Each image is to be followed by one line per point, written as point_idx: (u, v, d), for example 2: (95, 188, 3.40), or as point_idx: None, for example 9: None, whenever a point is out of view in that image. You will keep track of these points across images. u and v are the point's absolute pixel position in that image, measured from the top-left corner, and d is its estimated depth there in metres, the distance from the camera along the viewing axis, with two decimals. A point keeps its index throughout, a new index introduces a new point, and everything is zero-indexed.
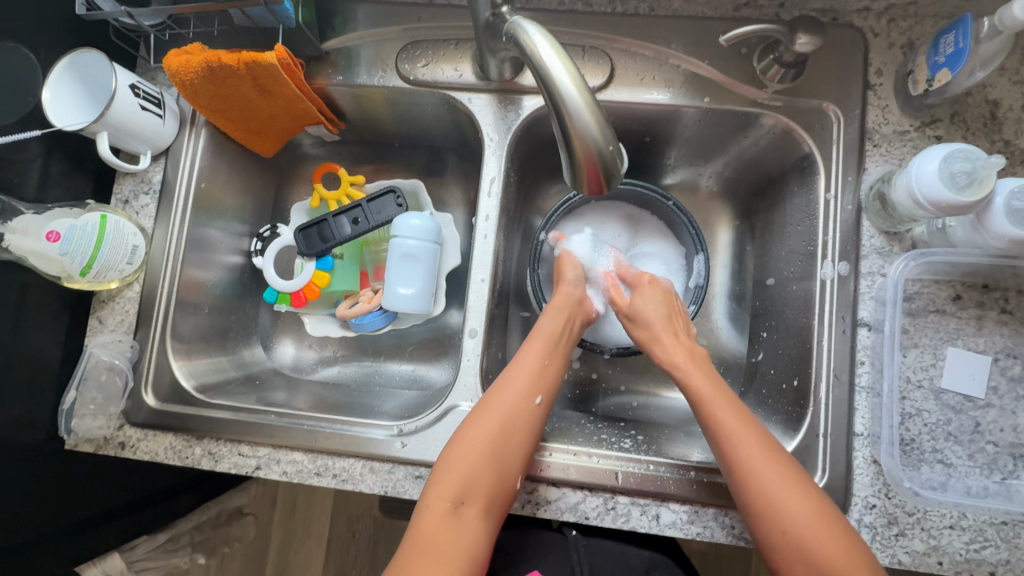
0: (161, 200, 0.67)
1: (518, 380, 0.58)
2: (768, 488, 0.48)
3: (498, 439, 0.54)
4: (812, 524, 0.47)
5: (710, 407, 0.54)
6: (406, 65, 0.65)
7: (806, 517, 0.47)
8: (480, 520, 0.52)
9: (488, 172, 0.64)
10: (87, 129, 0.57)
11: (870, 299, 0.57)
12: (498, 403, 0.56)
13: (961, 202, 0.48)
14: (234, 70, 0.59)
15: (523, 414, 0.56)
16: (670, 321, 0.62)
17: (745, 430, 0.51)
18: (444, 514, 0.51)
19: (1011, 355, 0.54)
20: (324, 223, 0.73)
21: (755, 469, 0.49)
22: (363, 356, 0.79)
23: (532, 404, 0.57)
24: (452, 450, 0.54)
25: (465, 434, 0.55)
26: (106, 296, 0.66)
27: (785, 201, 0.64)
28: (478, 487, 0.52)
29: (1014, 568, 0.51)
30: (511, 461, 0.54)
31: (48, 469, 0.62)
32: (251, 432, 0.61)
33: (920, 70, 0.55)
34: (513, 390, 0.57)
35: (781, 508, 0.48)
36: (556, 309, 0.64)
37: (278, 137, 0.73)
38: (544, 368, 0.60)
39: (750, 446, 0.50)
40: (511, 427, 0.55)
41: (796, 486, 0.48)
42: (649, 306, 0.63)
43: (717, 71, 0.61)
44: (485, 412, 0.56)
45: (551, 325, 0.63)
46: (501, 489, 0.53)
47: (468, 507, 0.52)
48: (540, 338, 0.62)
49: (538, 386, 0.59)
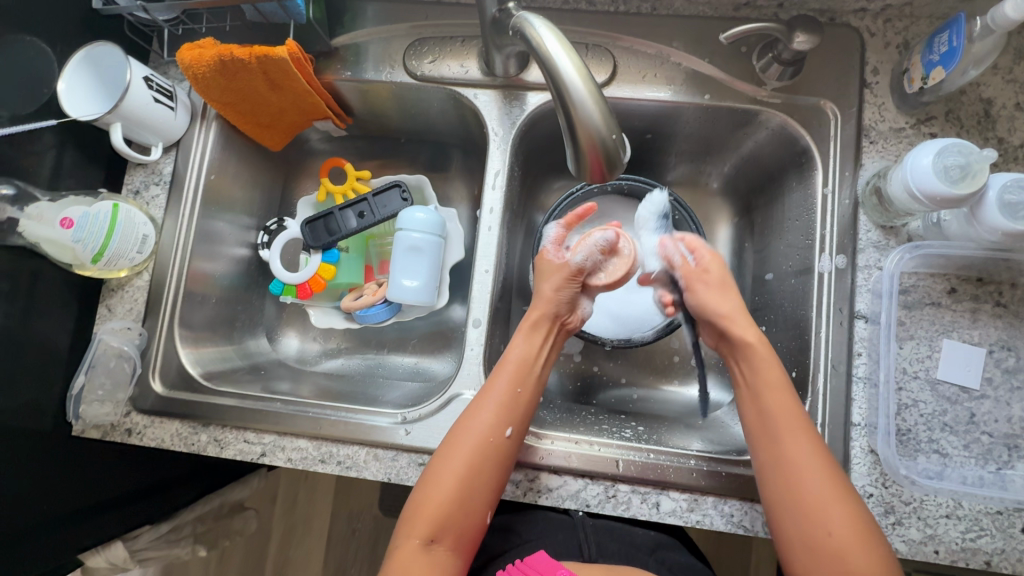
0: (171, 191, 0.68)
1: (488, 412, 0.56)
2: (804, 482, 0.49)
3: (467, 474, 0.53)
4: (842, 521, 0.47)
5: (764, 395, 0.53)
6: (413, 61, 0.67)
7: (837, 514, 0.47)
8: (452, 554, 0.52)
9: (492, 165, 0.65)
10: (101, 119, 0.59)
11: (866, 292, 0.58)
12: (466, 439, 0.55)
13: (955, 194, 0.49)
14: (246, 63, 0.60)
15: (491, 450, 0.55)
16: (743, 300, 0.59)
17: (796, 423, 0.51)
18: (415, 552, 0.51)
19: (1006, 347, 0.55)
20: (331, 216, 0.75)
21: (802, 463, 0.49)
22: (366, 348, 0.80)
23: (502, 437, 0.55)
24: (423, 487, 0.54)
25: (436, 470, 0.54)
26: (116, 284, 0.67)
27: (784, 196, 0.66)
28: (450, 522, 0.52)
29: (1009, 558, 0.52)
30: (481, 492, 0.54)
31: (57, 453, 0.63)
32: (256, 419, 0.62)
33: (916, 68, 0.56)
34: (483, 422, 0.55)
35: (813, 501, 0.48)
36: (526, 328, 0.62)
37: (286, 131, 0.74)
38: (515, 399, 0.57)
39: (801, 438, 0.50)
40: (481, 463, 0.54)
41: (833, 484, 0.48)
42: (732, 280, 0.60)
43: (717, 69, 0.63)
44: (454, 450, 0.54)
45: (521, 350, 0.60)
46: (472, 524, 0.54)
47: (439, 543, 0.52)
48: (509, 366, 0.59)
49: (508, 418, 0.56)
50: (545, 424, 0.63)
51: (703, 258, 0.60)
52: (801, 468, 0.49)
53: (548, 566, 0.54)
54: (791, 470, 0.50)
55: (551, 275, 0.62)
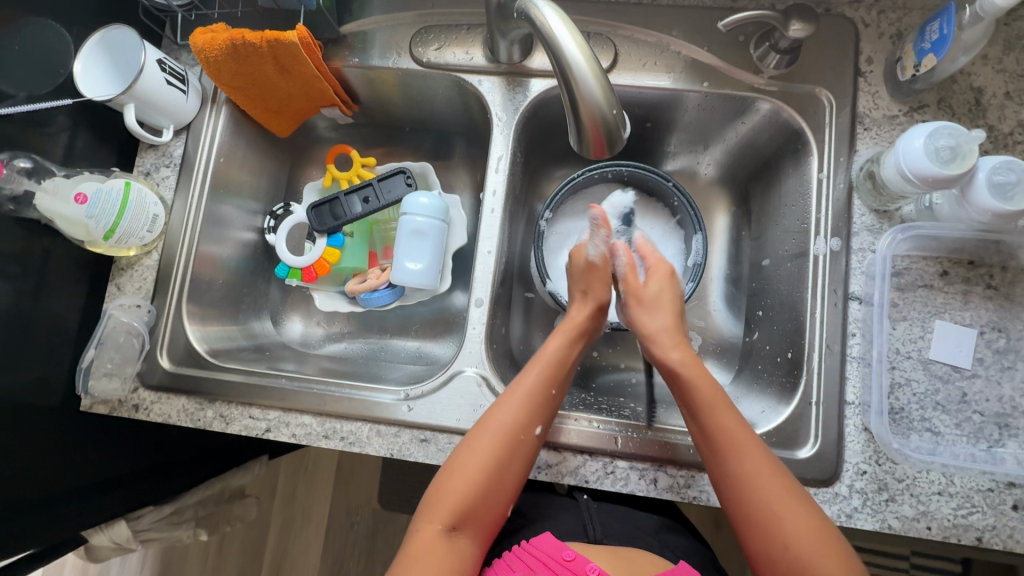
0: (180, 172, 0.69)
1: (519, 406, 0.56)
2: (756, 489, 0.49)
3: (496, 467, 0.53)
4: (800, 526, 0.47)
5: (702, 412, 0.54)
6: (419, 48, 0.69)
7: (793, 519, 0.47)
8: (471, 542, 0.52)
9: (495, 150, 0.67)
10: (114, 100, 0.60)
11: (860, 274, 0.59)
12: (495, 431, 0.54)
13: (946, 175, 0.50)
14: (257, 48, 0.62)
15: (521, 446, 0.54)
16: (677, 315, 0.62)
17: (739, 436, 0.52)
18: (434, 538, 0.51)
19: (996, 328, 0.57)
20: (336, 201, 0.76)
21: (750, 471, 0.50)
22: (369, 332, 0.81)
23: (531, 436, 0.55)
24: (447, 476, 0.53)
25: (461, 460, 0.53)
26: (126, 263, 0.68)
27: (781, 183, 0.67)
28: (473, 513, 0.52)
29: (999, 534, 0.53)
30: (506, 484, 0.54)
31: (65, 427, 0.64)
32: (262, 395, 0.63)
33: (908, 56, 0.58)
34: (513, 417, 0.55)
35: (767, 510, 0.48)
36: (568, 332, 0.62)
37: (294, 117, 0.76)
38: (548, 398, 0.57)
39: (741, 449, 0.51)
40: (510, 457, 0.54)
41: (784, 487, 0.49)
42: (673, 295, 0.63)
43: (715, 57, 0.65)
44: (481, 442, 0.54)
45: (557, 351, 0.60)
46: (494, 514, 0.53)
47: (461, 531, 0.52)
48: (543, 362, 0.59)
49: (539, 416, 0.56)
50: None
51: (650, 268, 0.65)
52: (748, 478, 0.50)
53: (555, 548, 0.56)
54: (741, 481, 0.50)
55: (600, 280, 0.63)
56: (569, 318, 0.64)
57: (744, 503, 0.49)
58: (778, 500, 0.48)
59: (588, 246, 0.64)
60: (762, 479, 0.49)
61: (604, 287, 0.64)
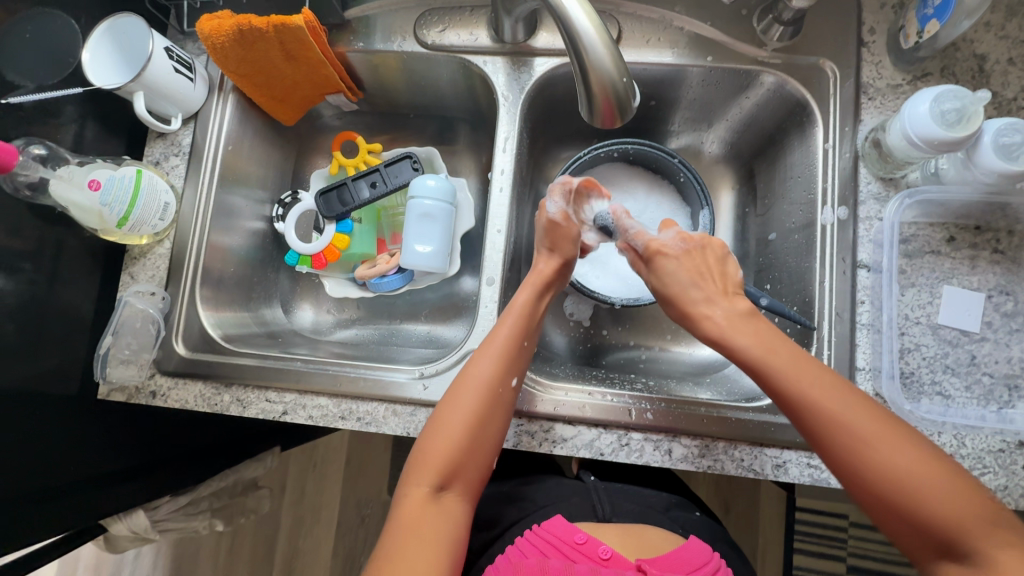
0: (190, 161, 0.70)
1: (493, 360, 0.56)
2: (862, 444, 0.42)
3: (477, 421, 0.53)
4: (918, 475, 0.41)
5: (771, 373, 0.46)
6: (423, 30, 0.69)
7: (910, 468, 0.41)
8: (461, 499, 0.53)
9: (502, 130, 0.67)
10: (124, 87, 0.61)
11: (868, 242, 0.59)
12: (473, 387, 0.54)
13: (952, 137, 0.51)
14: (264, 33, 0.63)
15: (498, 399, 0.55)
16: (677, 303, 0.52)
17: (818, 380, 0.45)
18: (425, 500, 0.50)
19: (1004, 292, 0.57)
20: (344, 187, 0.77)
21: (850, 426, 0.43)
22: (380, 318, 0.82)
23: (507, 388, 0.56)
24: (428, 435, 0.53)
25: (443, 419, 0.53)
26: (138, 252, 0.68)
27: (785, 157, 0.68)
28: (459, 468, 0.52)
29: (1011, 493, 0.54)
30: (487, 439, 0.54)
31: (83, 414, 0.64)
32: (277, 378, 0.64)
33: (911, 24, 0.58)
34: (489, 370, 0.55)
35: (877, 455, 0.42)
36: (535, 285, 0.61)
37: (299, 105, 0.76)
38: (520, 350, 0.58)
39: (828, 403, 0.44)
40: (489, 412, 0.54)
41: (877, 420, 0.43)
42: (666, 281, 0.53)
43: (719, 32, 0.65)
44: (458, 399, 0.54)
45: (527, 304, 0.60)
46: (480, 468, 0.54)
47: (449, 490, 0.52)
48: (513, 315, 0.59)
49: (513, 367, 0.57)
50: (558, 379, 0.65)
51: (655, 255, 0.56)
52: (846, 434, 0.43)
53: (567, 531, 0.56)
54: (837, 440, 0.43)
55: (564, 237, 0.61)
56: (536, 270, 0.63)
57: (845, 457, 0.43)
58: (891, 451, 0.42)
59: (549, 202, 0.62)
60: (866, 433, 0.42)
61: (569, 244, 0.63)
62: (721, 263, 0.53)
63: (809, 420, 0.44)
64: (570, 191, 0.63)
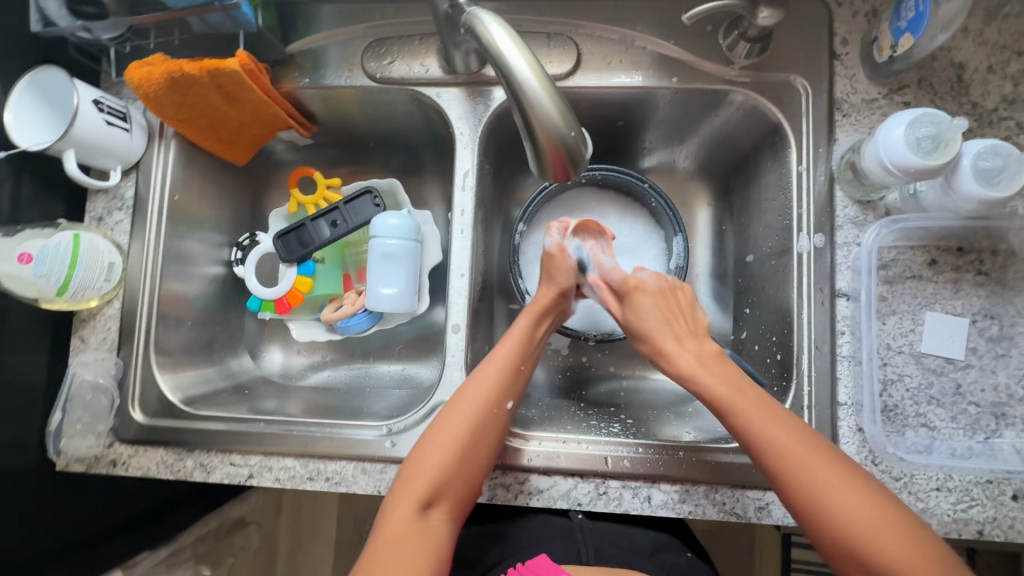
0: (135, 215, 0.66)
1: (490, 381, 0.56)
2: (815, 486, 0.43)
3: (469, 441, 0.53)
4: (869, 521, 0.41)
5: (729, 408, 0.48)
6: (373, 63, 0.65)
7: (853, 505, 0.42)
8: (447, 520, 0.51)
9: (461, 166, 0.63)
10: (52, 147, 0.56)
11: (847, 269, 0.57)
12: (469, 407, 0.54)
13: (928, 166, 0.48)
14: (198, 78, 0.59)
15: (492, 420, 0.55)
16: (648, 339, 0.56)
17: (770, 415, 0.47)
18: (412, 516, 0.49)
19: (989, 316, 0.55)
20: (303, 227, 0.73)
21: (804, 468, 0.44)
22: (352, 358, 0.79)
23: (502, 410, 0.55)
24: (420, 452, 0.53)
25: (433, 437, 0.53)
26: (87, 314, 0.65)
27: (759, 177, 0.65)
28: (450, 487, 0.52)
29: (1000, 525, 0.52)
30: (478, 459, 0.53)
31: (41, 490, 0.61)
32: (241, 441, 0.61)
33: (884, 36, 0.55)
34: (485, 389, 0.55)
35: (823, 492, 0.43)
36: (534, 310, 0.61)
37: (250, 144, 0.72)
38: (517, 374, 0.57)
39: (783, 442, 0.45)
40: (479, 433, 0.54)
41: (823, 456, 0.44)
42: (642, 318, 0.57)
43: (683, 51, 0.61)
44: (454, 417, 0.54)
45: (525, 329, 0.60)
46: (469, 489, 0.53)
47: (435, 507, 0.51)
48: (513, 338, 0.59)
49: (509, 391, 0.56)
50: (534, 423, 0.63)
51: (634, 295, 0.59)
52: (800, 474, 0.44)
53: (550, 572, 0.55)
54: (785, 473, 0.45)
55: (559, 267, 0.62)
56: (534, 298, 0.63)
57: (794, 495, 0.44)
58: (842, 492, 0.43)
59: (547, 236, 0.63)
60: (818, 472, 0.44)
61: (565, 274, 0.62)
62: (691, 308, 0.58)
63: (768, 459, 0.45)
64: (568, 230, 0.64)
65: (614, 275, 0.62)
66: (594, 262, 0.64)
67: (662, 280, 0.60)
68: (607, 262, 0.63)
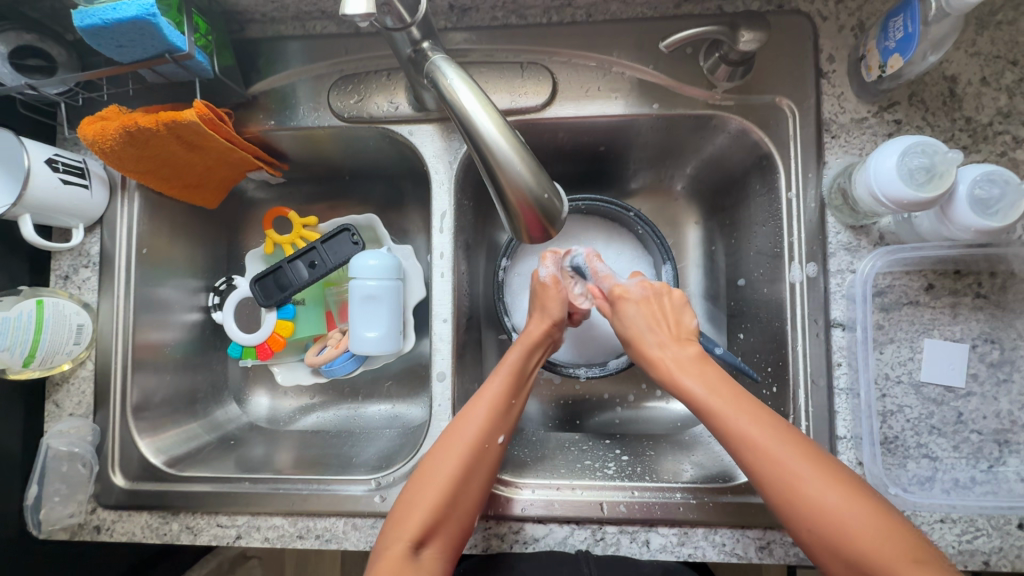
0: (102, 272, 0.64)
1: (481, 416, 0.52)
2: (795, 486, 0.40)
3: (461, 478, 0.49)
4: (851, 515, 0.38)
5: (710, 410, 0.45)
6: (340, 102, 0.62)
7: (837, 502, 0.39)
8: (439, 559, 0.47)
9: (438, 207, 0.61)
10: (8, 213, 0.53)
11: (841, 298, 0.55)
12: (461, 443, 0.50)
13: (922, 198, 0.46)
14: (155, 132, 0.56)
15: (485, 456, 0.51)
16: (634, 347, 0.54)
17: (750, 412, 0.44)
18: (402, 557, 0.45)
19: (989, 340, 0.53)
20: (281, 270, 0.70)
21: (779, 461, 0.41)
22: (341, 399, 0.77)
23: (495, 444, 0.52)
24: (411, 491, 0.49)
25: (423, 475, 0.49)
26: (60, 378, 0.63)
27: (749, 200, 0.62)
28: (442, 524, 0.47)
29: (1006, 556, 0.51)
30: (470, 496, 0.50)
31: (24, 563, 0.60)
32: (227, 503, 0.59)
33: (872, 55, 0.52)
34: (478, 422, 0.51)
35: (807, 492, 0.40)
36: (526, 342, 0.58)
37: (219, 188, 0.69)
38: (509, 408, 0.54)
39: (757, 438, 0.42)
40: (473, 468, 0.50)
41: (803, 453, 0.41)
42: (628, 326, 0.55)
43: (663, 75, 0.58)
44: (445, 452, 0.50)
45: (518, 360, 0.56)
46: (464, 526, 0.49)
47: (428, 546, 0.47)
48: (504, 371, 0.56)
49: (501, 425, 0.53)
50: (528, 466, 0.61)
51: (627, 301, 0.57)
52: (780, 474, 0.41)
53: None
54: (765, 474, 0.41)
55: (551, 297, 0.60)
56: (525, 329, 0.60)
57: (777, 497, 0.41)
58: (827, 490, 0.39)
59: (540, 266, 0.61)
60: (798, 470, 0.40)
61: (557, 305, 0.60)
62: (679, 313, 0.54)
63: (744, 456, 0.42)
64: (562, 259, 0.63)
65: (608, 282, 0.60)
66: (591, 269, 0.63)
67: (652, 287, 0.57)
68: (603, 268, 0.62)
